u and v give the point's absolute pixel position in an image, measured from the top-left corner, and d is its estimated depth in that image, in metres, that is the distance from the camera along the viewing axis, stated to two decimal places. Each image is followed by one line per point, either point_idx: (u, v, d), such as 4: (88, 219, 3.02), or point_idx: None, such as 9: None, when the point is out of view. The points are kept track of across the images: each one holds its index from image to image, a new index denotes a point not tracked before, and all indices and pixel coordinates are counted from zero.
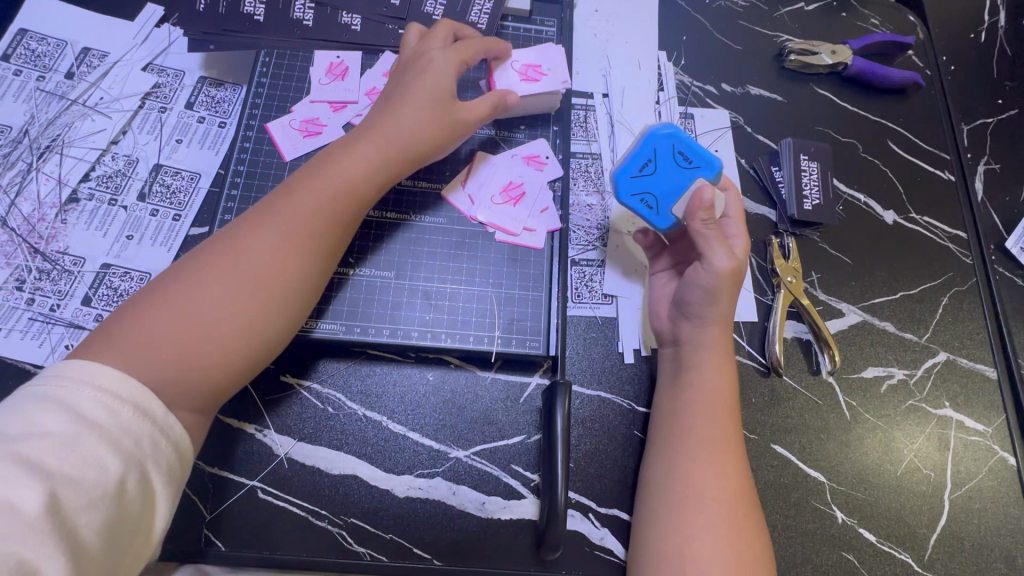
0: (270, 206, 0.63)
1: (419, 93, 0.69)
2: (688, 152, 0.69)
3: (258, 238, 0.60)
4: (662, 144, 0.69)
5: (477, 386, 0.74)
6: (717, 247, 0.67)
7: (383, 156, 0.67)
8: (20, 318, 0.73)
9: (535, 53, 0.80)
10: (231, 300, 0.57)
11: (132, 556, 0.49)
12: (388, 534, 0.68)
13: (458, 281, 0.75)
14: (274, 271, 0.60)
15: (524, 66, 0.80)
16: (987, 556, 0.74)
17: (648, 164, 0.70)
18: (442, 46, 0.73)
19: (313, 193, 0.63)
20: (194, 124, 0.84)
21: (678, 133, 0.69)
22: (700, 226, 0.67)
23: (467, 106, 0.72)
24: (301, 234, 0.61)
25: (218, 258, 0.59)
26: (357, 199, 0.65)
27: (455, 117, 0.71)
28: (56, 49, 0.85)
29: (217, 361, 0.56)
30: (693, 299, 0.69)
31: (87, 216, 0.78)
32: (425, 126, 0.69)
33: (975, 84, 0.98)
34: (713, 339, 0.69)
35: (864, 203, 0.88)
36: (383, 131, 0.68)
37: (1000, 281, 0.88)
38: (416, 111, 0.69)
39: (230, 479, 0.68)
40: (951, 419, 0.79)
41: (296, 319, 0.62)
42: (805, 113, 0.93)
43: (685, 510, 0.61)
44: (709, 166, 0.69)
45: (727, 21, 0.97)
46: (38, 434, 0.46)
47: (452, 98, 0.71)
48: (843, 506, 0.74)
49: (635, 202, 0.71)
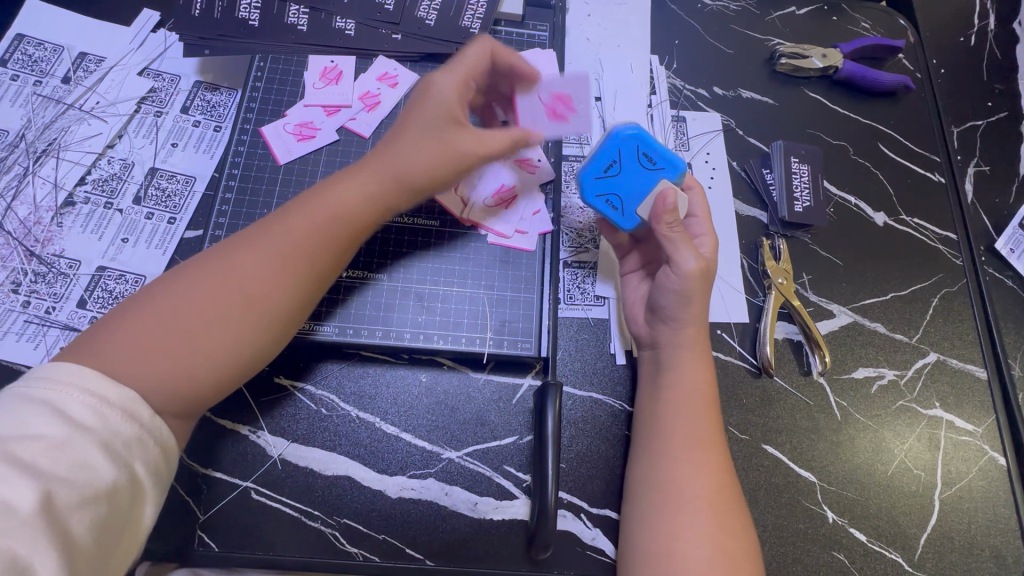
0: (265, 225, 0.62)
1: (425, 125, 0.67)
2: (651, 152, 0.71)
3: (249, 256, 0.60)
4: (626, 145, 0.71)
5: (470, 388, 0.74)
6: (683, 249, 0.67)
7: (383, 183, 0.66)
8: (16, 320, 0.74)
9: (568, 85, 0.78)
10: (217, 317, 0.57)
11: (121, 553, 0.50)
12: (381, 535, 0.68)
13: (451, 283, 0.76)
14: (263, 292, 0.59)
15: (552, 99, 0.78)
16: (977, 555, 0.74)
17: (613, 164, 0.72)
18: (448, 69, 0.69)
19: (307, 215, 0.63)
20: (190, 128, 0.84)
21: (641, 135, 0.71)
22: (668, 229, 0.69)
23: (476, 135, 0.68)
24: (292, 256, 0.61)
25: (212, 278, 0.58)
26: (350, 223, 0.64)
27: (463, 148, 0.67)
28: (53, 54, 0.86)
29: (201, 374, 0.56)
30: (665, 302, 0.69)
31: (83, 219, 0.79)
32: (428, 158, 0.66)
33: (965, 87, 0.99)
34: (689, 340, 0.69)
35: (855, 206, 0.89)
36: (384, 158, 0.66)
37: (990, 283, 0.88)
38: (420, 141, 0.66)
39: (223, 479, 0.68)
40: (941, 419, 0.79)
41: (281, 338, 0.62)
42: (797, 116, 0.93)
43: (669, 509, 0.62)
44: (672, 167, 0.71)
45: (719, 24, 0.98)
46: (29, 436, 0.46)
47: (458, 127, 0.67)
48: (834, 506, 0.74)
49: (600, 202, 0.72)
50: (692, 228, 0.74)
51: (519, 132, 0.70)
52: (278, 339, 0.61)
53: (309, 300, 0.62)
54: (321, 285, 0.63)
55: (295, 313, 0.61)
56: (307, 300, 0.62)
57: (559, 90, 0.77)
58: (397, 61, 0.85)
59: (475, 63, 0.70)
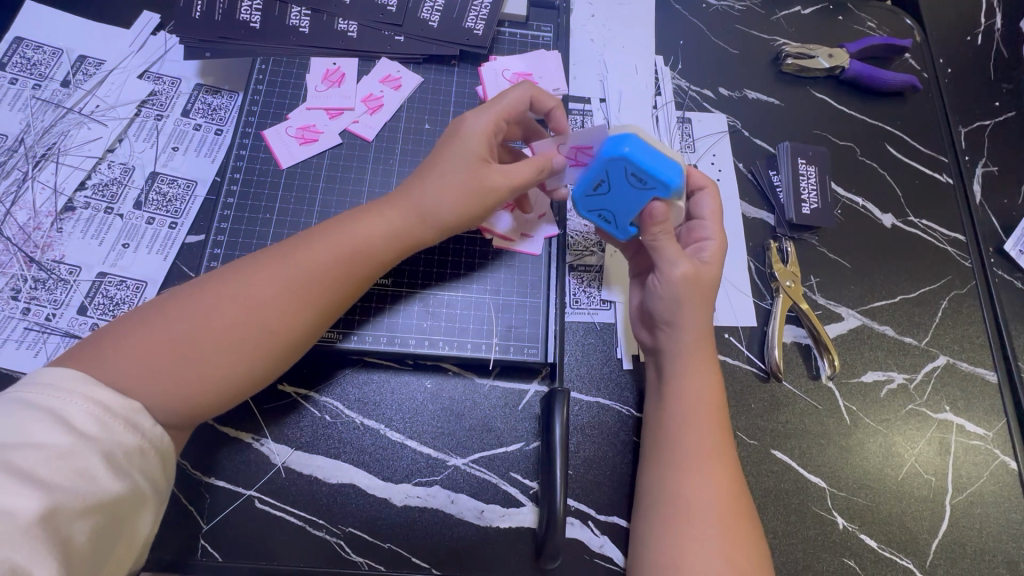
0: (286, 249, 0.61)
1: (452, 162, 0.64)
2: (642, 172, 0.62)
3: (266, 280, 0.59)
4: (614, 165, 0.62)
5: (475, 394, 0.74)
6: (669, 254, 0.65)
7: (405, 219, 0.64)
8: (16, 327, 0.73)
9: (584, 135, 0.65)
10: (227, 342, 0.56)
11: (115, 561, 0.49)
12: (386, 544, 0.67)
13: (454, 288, 0.75)
14: (277, 321, 0.58)
15: (572, 150, 0.67)
16: (989, 561, 0.73)
17: (601, 183, 0.64)
18: (481, 106, 0.67)
19: (327, 246, 0.61)
20: (191, 131, 0.83)
21: (630, 153, 0.61)
22: (651, 240, 0.66)
23: (505, 170, 0.64)
24: (307, 285, 0.59)
25: (228, 302, 0.57)
26: (368, 257, 0.63)
27: (489, 181, 0.64)
28: (52, 57, 0.85)
29: (202, 393, 0.55)
30: (657, 307, 0.68)
31: (83, 224, 0.78)
32: (451, 195, 0.64)
33: (972, 87, 0.98)
34: (704, 349, 0.68)
35: (862, 207, 0.88)
36: (411, 192, 0.65)
37: (1000, 284, 0.87)
38: (445, 177, 0.64)
39: (226, 488, 0.68)
40: (952, 423, 0.79)
41: (285, 364, 0.60)
42: (804, 117, 0.92)
43: (678, 520, 0.61)
44: (664, 186, 0.62)
45: (724, 25, 0.97)
46: (31, 444, 0.45)
47: (486, 164, 0.64)
48: (845, 512, 0.73)
49: (594, 216, 0.69)
50: (698, 231, 0.71)
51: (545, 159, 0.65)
52: (279, 367, 0.60)
53: (316, 332, 0.61)
54: (330, 316, 0.62)
55: (301, 345, 0.60)
56: (315, 330, 0.61)
57: (574, 140, 0.66)
58: (399, 63, 0.84)
59: (511, 101, 0.68)
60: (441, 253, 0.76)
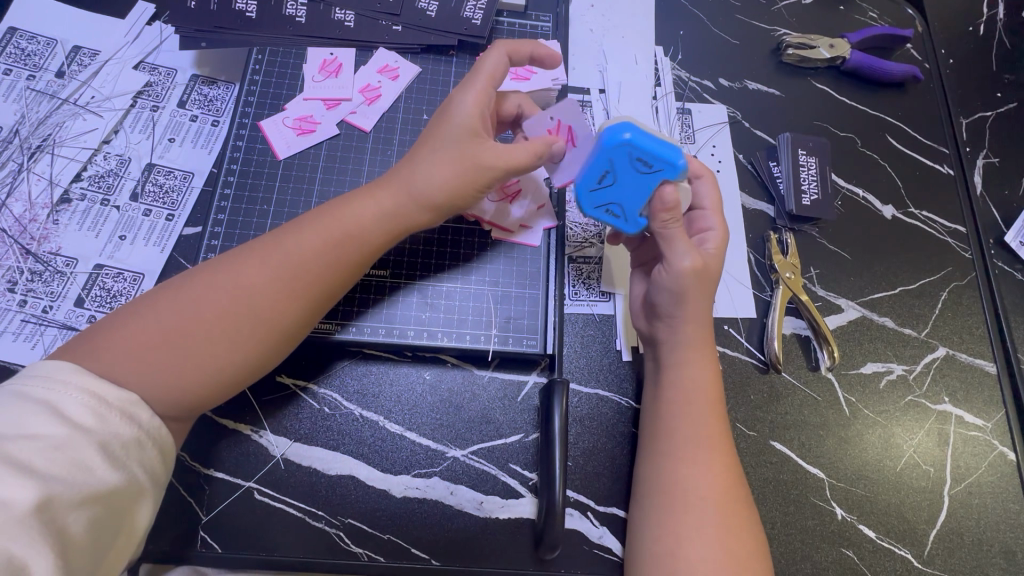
0: (279, 237, 0.61)
1: (441, 143, 0.63)
2: (646, 156, 0.61)
3: (258, 268, 0.58)
4: (618, 152, 0.62)
5: (474, 385, 0.73)
6: (678, 246, 0.64)
7: (397, 204, 0.63)
8: (13, 319, 0.72)
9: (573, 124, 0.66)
10: (221, 329, 0.55)
11: (113, 553, 0.49)
12: (385, 535, 0.67)
13: (453, 278, 0.75)
14: (271, 310, 0.57)
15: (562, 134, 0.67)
16: (986, 551, 0.73)
17: (606, 174, 0.64)
18: (471, 83, 0.65)
19: (318, 232, 0.61)
20: (186, 122, 0.83)
21: (633, 137, 0.61)
22: (661, 226, 0.64)
23: (499, 149, 0.63)
24: (301, 273, 0.59)
25: (220, 292, 0.56)
26: (360, 244, 0.62)
27: (481, 160, 0.62)
28: (46, 48, 0.84)
29: (197, 380, 0.55)
30: (663, 303, 0.67)
31: (79, 216, 0.78)
32: (444, 176, 0.62)
33: (974, 77, 0.98)
34: (693, 338, 0.67)
35: (863, 199, 0.88)
36: (404, 175, 0.64)
37: (1000, 276, 0.87)
38: (436, 160, 0.62)
39: (225, 480, 0.67)
40: (950, 414, 0.79)
41: (282, 351, 0.60)
42: (805, 109, 0.92)
43: (675, 510, 0.61)
44: (672, 166, 0.62)
45: (724, 15, 0.96)
46: (25, 435, 0.45)
47: (478, 143, 0.62)
48: (843, 503, 0.74)
49: (601, 213, 0.66)
50: (701, 222, 0.70)
51: (542, 144, 0.64)
52: (275, 355, 0.60)
53: (311, 318, 0.61)
54: (326, 303, 0.62)
55: (296, 332, 0.60)
56: (308, 317, 0.60)
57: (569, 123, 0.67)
58: (397, 53, 0.83)
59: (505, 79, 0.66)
60: (439, 243, 0.76)
